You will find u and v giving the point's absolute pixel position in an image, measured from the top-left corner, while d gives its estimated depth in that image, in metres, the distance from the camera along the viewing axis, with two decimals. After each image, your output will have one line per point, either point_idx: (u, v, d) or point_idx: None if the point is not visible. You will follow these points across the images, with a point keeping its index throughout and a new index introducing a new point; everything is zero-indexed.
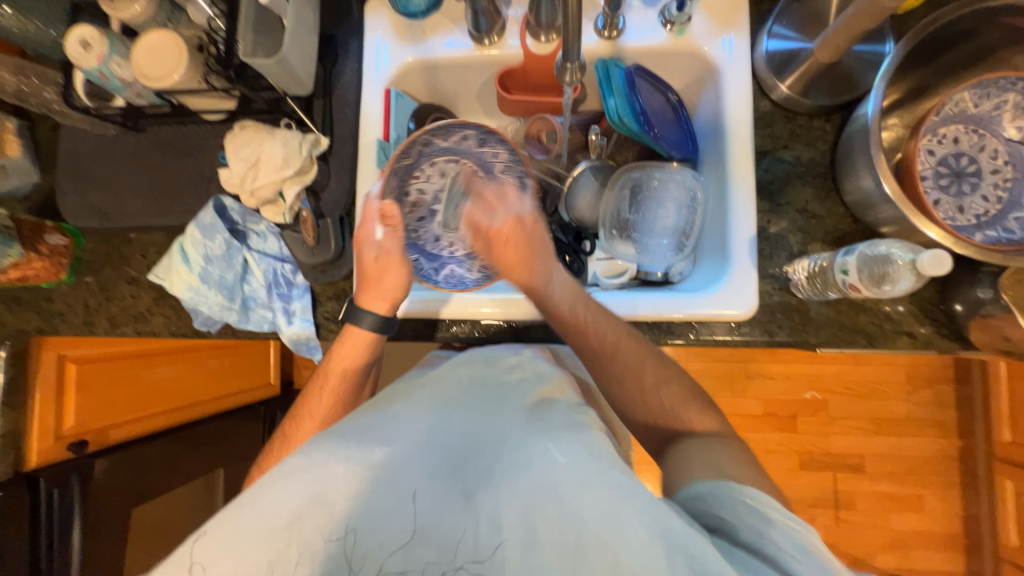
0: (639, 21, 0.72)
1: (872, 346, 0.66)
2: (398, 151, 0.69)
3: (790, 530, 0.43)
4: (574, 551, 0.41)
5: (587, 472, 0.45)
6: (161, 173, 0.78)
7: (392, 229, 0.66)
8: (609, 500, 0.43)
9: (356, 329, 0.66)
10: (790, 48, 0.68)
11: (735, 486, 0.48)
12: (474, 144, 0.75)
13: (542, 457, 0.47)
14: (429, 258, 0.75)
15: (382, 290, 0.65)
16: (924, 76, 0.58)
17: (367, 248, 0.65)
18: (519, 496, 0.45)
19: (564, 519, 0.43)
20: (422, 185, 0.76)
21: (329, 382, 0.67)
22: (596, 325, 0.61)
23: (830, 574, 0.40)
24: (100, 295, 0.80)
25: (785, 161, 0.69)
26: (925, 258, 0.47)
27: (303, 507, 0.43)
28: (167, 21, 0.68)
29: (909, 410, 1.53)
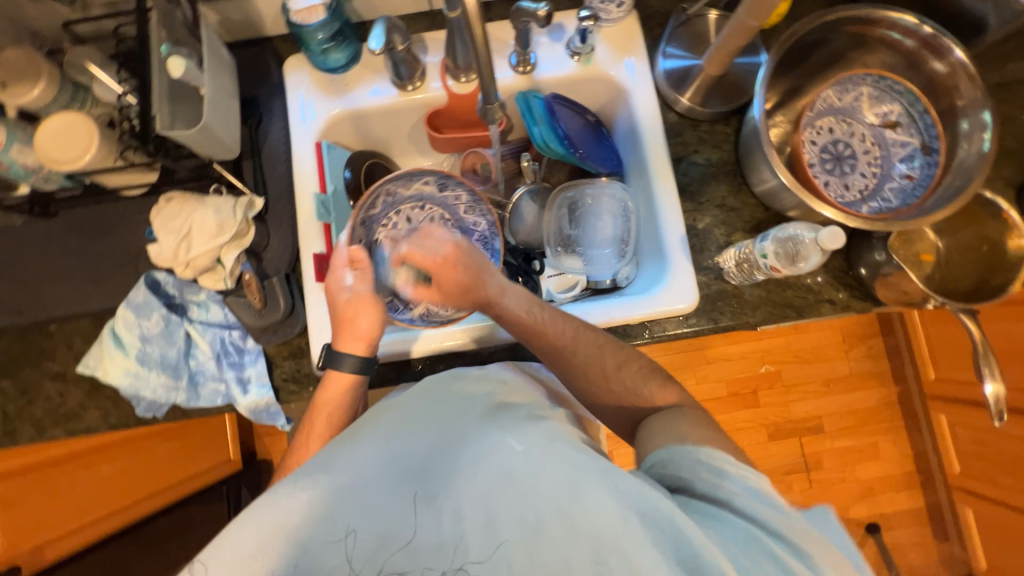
0: (549, 54, 0.78)
1: (802, 317, 0.73)
2: (362, 200, 0.75)
3: (745, 478, 0.46)
4: (533, 528, 0.43)
5: (543, 456, 0.46)
6: (82, 257, 0.73)
7: (361, 273, 0.67)
8: (565, 475, 0.44)
9: (336, 373, 0.64)
10: (684, 65, 0.76)
11: (694, 447, 0.49)
12: (435, 189, 0.81)
13: (498, 447, 0.48)
14: (402, 297, 0.78)
15: (357, 333, 0.65)
16: (793, 79, 0.68)
17: (339, 293, 0.65)
18: (478, 486, 0.45)
19: (522, 502, 0.44)
20: (389, 232, 0.80)
21: (315, 429, 0.63)
22: (551, 325, 0.63)
23: (782, 514, 0.43)
24: (21, 399, 0.72)
25: (699, 164, 0.77)
26: (823, 235, 0.53)
27: (266, 540, 0.42)
28: (71, 101, 0.66)
29: (850, 367, 1.67)
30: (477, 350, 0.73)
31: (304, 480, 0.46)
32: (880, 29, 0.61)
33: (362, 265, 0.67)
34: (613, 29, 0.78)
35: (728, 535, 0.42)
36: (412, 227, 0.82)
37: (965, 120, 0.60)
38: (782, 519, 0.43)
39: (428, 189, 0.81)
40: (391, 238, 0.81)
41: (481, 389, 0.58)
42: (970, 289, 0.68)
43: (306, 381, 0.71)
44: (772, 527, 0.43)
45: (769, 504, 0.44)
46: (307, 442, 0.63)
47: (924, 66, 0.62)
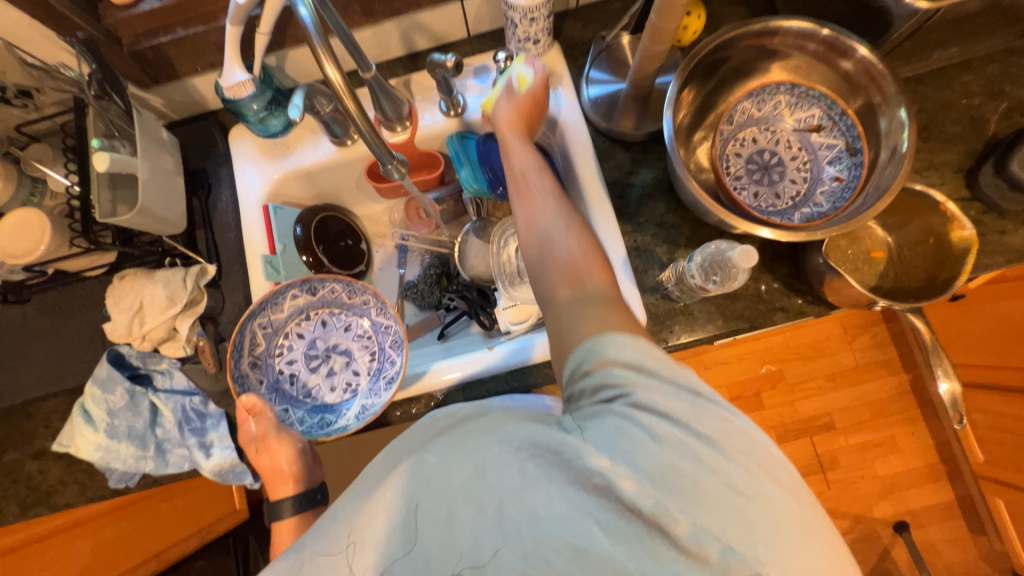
0: (477, 94, 0.79)
1: (755, 328, 0.72)
2: (232, 352, 0.72)
3: (634, 380, 0.44)
4: (450, 516, 0.42)
5: (452, 452, 0.45)
6: (53, 339, 0.77)
7: (260, 414, 0.68)
8: (471, 463, 0.43)
9: (281, 521, 0.71)
10: (609, 91, 0.77)
11: (600, 354, 0.47)
12: (307, 297, 0.79)
13: (413, 463, 0.46)
14: (331, 409, 0.78)
15: (280, 475, 0.71)
16: (709, 92, 0.68)
17: (248, 444, 0.70)
18: (400, 503, 0.44)
19: (436, 500, 0.43)
20: (288, 357, 0.80)
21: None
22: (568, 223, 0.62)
23: (679, 394, 0.44)
24: (6, 479, 0.76)
25: (635, 185, 0.77)
26: (736, 255, 0.53)
27: None
28: (29, 196, 0.69)
29: (857, 358, 1.60)
30: (432, 392, 0.74)
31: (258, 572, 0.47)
32: (780, 38, 0.61)
33: (259, 409, 0.68)
34: None
35: (624, 446, 0.40)
36: (310, 339, 0.82)
37: (884, 118, 0.58)
38: (671, 412, 0.42)
39: (303, 301, 0.79)
40: (294, 359, 0.80)
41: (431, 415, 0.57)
42: (921, 285, 0.65)
43: None
44: (664, 425, 0.41)
45: (660, 405, 0.42)
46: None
47: (836, 67, 0.61)
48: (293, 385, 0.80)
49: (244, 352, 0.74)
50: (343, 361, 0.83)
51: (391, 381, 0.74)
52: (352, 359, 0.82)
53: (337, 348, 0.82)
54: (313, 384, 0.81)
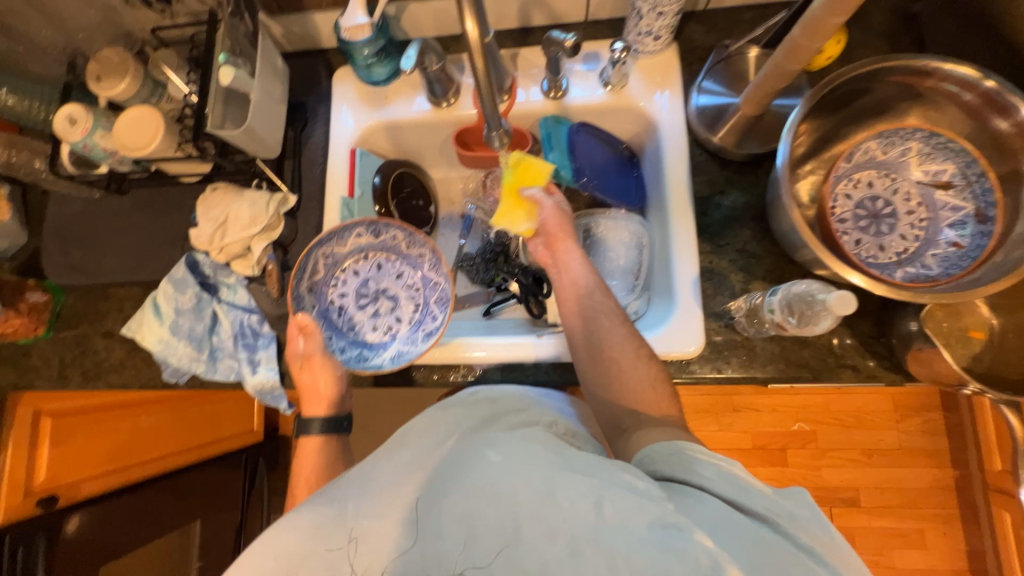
0: (581, 82, 0.78)
1: (818, 380, 0.67)
2: (294, 272, 0.74)
3: (715, 464, 0.47)
4: (512, 530, 0.44)
5: (517, 460, 0.47)
6: (140, 232, 0.83)
7: (311, 334, 0.72)
8: (542, 480, 0.45)
9: (308, 436, 0.73)
10: (719, 103, 0.74)
11: (680, 443, 0.50)
12: (369, 237, 0.80)
13: (478, 461, 0.48)
14: (370, 348, 0.78)
15: (318, 396, 0.72)
16: (832, 125, 0.64)
17: (292, 359, 0.72)
18: (461, 497, 0.46)
19: (502, 510, 0.44)
20: (341, 291, 0.81)
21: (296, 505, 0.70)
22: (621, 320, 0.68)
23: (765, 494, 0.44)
24: (75, 348, 0.83)
25: (723, 205, 0.74)
26: (832, 299, 0.49)
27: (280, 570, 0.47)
28: (149, 96, 0.74)
29: (901, 440, 1.49)
30: (472, 365, 0.74)
31: (303, 510, 0.51)
32: (933, 80, 0.56)
33: (311, 329, 0.72)
34: (650, 61, 0.77)
35: (702, 511, 0.42)
36: (363, 278, 0.82)
37: None
38: (754, 497, 0.43)
39: (365, 240, 0.80)
40: (345, 294, 0.81)
41: (482, 401, 0.61)
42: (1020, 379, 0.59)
43: None
44: (740, 503, 0.43)
45: (738, 485, 0.44)
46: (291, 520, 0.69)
47: (986, 125, 0.56)
48: (340, 318, 0.80)
49: (304, 275, 0.76)
50: (390, 305, 0.82)
51: (428, 335, 0.75)
52: (398, 304, 0.81)
53: (387, 292, 0.82)
54: (358, 321, 0.81)
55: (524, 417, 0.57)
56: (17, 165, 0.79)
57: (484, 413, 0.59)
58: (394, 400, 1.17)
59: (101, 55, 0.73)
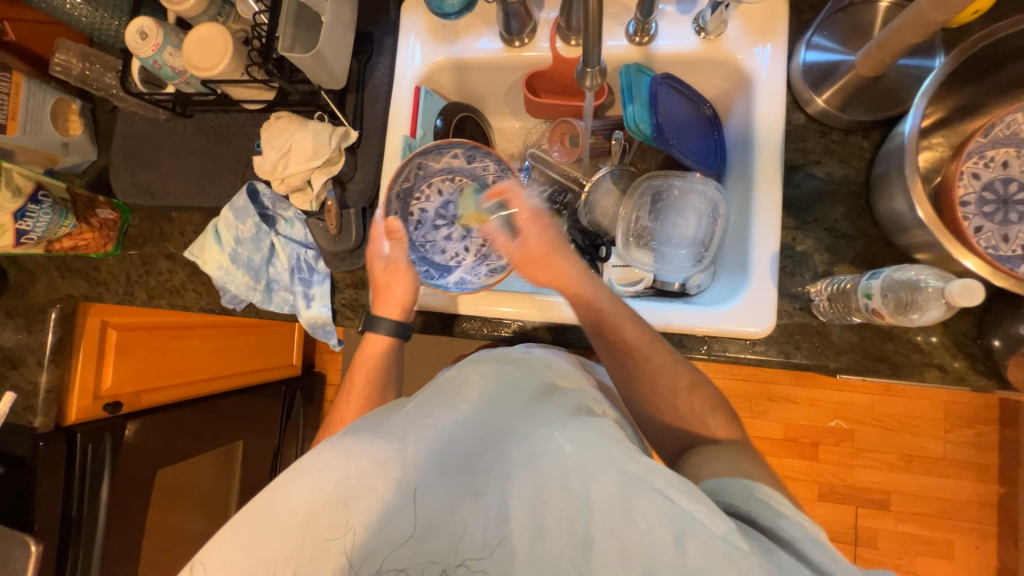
0: (672, 27, 0.71)
1: (896, 377, 0.62)
2: (394, 175, 0.73)
3: (800, 522, 0.43)
4: (581, 537, 0.43)
5: (594, 459, 0.46)
6: (201, 158, 0.82)
7: (398, 242, 0.71)
8: (616, 486, 0.44)
9: (373, 335, 0.71)
10: (830, 60, 0.65)
11: (755, 485, 0.47)
12: (462, 161, 0.79)
13: (547, 444, 0.48)
14: (439, 269, 0.79)
15: (392, 299, 0.70)
16: (969, 95, 0.56)
17: (377, 261, 0.70)
18: (529, 481, 0.46)
19: (574, 511, 0.44)
20: (422, 205, 0.79)
21: (355, 388, 0.70)
22: (613, 309, 0.62)
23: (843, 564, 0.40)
24: (141, 268, 0.86)
25: (817, 177, 0.67)
26: (955, 287, 0.46)
27: (318, 504, 0.45)
28: (217, 15, 0.72)
29: (946, 449, 1.41)
30: (522, 322, 0.72)
31: (355, 436, 0.49)
32: None
33: (399, 236, 0.71)
34: (755, 6, 0.68)
35: (786, 568, 0.39)
36: (444, 199, 0.81)
37: None
38: (840, 568, 0.40)
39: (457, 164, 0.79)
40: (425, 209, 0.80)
41: (539, 372, 0.60)
42: None
43: (360, 311, 0.78)
44: (826, 571, 0.40)
45: (825, 550, 0.41)
46: (349, 399, 0.70)
47: None
48: (415, 231, 0.80)
49: (400, 182, 0.74)
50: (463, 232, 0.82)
51: (495, 272, 0.76)
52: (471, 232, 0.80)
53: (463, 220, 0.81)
54: (432, 240, 0.80)
55: (583, 399, 0.57)
56: (91, 79, 0.81)
57: (543, 387, 0.58)
58: (430, 349, 1.18)
59: None
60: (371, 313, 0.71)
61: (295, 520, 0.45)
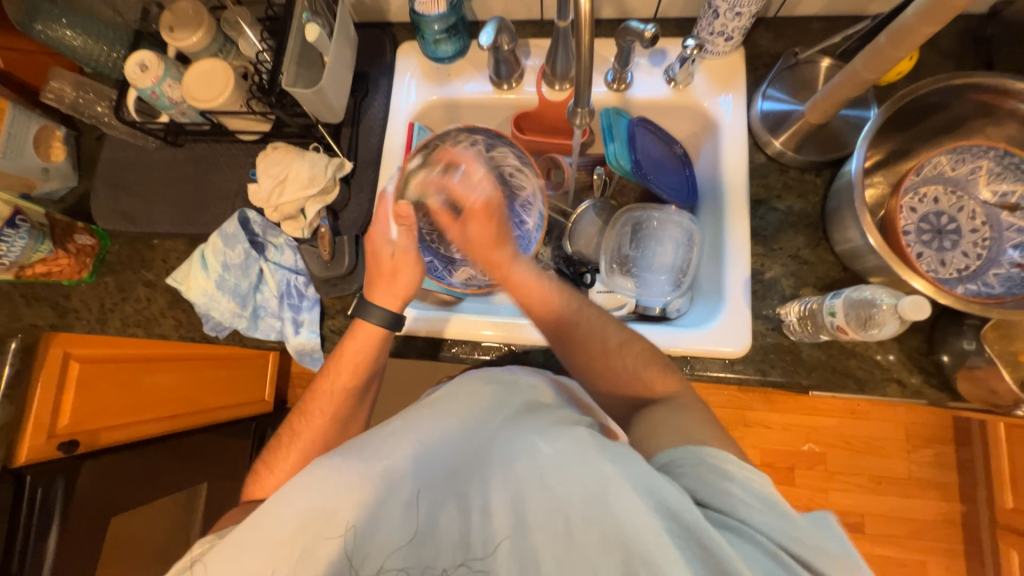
0: (646, 77, 0.79)
1: (862, 392, 0.67)
2: (413, 153, 0.71)
3: (747, 480, 0.45)
4: (563, 534, 0.44)
5: (571, 460, 0.46)
6: (188, 185, 0.82)
7: (407, 228, 0.66)
8: (595, 482, 0.44)
9: (365, 324, 0.66)
10: (783, 109, 0.74)
11: (710, 454, 0.47)
12: (483, 149, 0.77)
13: (530, 450, 0.49)
14: (442, 260, 0.78)
15: (400, 292, 0.67)
16: (902, 141, 0.65)
17: (383, 246, 0.67)
18: (511, 483, 0.47)
19: (554, 506, 0.45)
20: None
21: (341, 378, 0.67)
22: (563, 302, 0.64)
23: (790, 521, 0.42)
24: (116, 295, 0.83)
25: (779, 210, 0.74)
26: (906, 303, 0.52)
27: (302, 520, 0.44)
28: (218, 51, 0.75)
29: (910, 469, 1.47)
30: (510, 345, 0.74)
31: (341, 457, 0.47)
32: (1013, 101, 0.58)
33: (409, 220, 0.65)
34: (716, 61, 0.77)
35: (750, 555, 0.40)
36: None
37: None
38: (793, 528, 0.42)
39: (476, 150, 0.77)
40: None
41: (528, 385, 0.60)
42: None
43: None
44: (781, 539, 0.41)
45: (777, 510, 0.43)
46: (330, 386, 0.68)
47: None
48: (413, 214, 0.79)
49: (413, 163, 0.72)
50: None
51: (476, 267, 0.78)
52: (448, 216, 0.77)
53: None
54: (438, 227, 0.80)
55: (570, 414, 0.56)
56: (82, 106, 0.81)
57: (531, 399, 0.59)
58: (413, 377, 1.17)
59: (176, 5, 0.74)
60: (365, 300, 0.67)
61: (288, 536, 0.44)
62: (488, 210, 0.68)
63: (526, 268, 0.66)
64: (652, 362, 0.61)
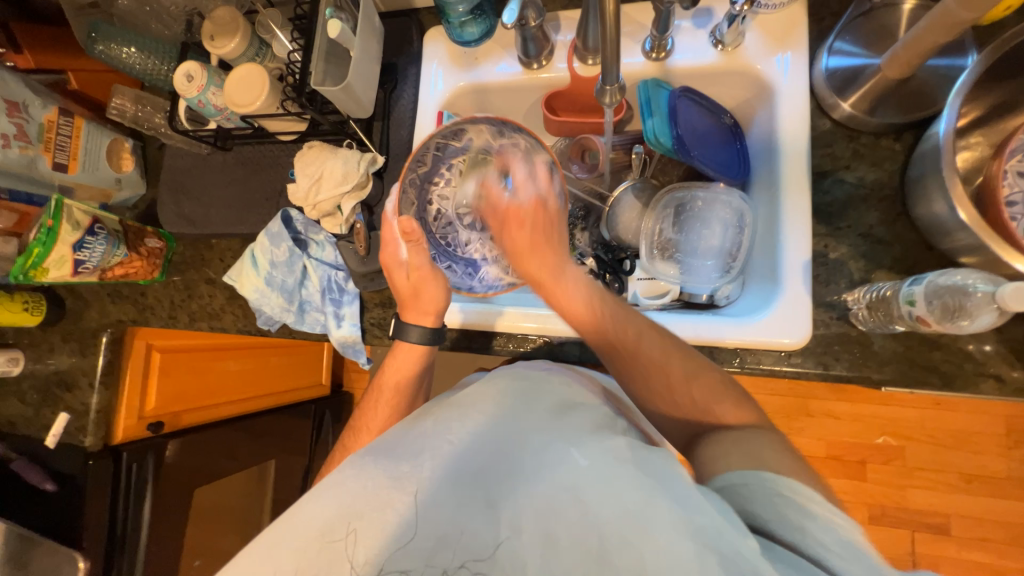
0: (689, 41, 0.72)
1: (948, 388, 0.59)
2: (410, 160, 0.71)
3: (833, 526, 0.40)
4: (596, 554, 0.41)
5: (608, 475, 0.45)
6: (237, 187, 0.87)
7: (415, 245, 0.66)
8: (632, 499, 0.43)
9: (404, 342, 0.69)
10: (853, 65, 0.64)
11: (776, 479, 0.44)
12: (491, 137, 0.74)
13: (564, 461, 0.48)
14: (462, 264, 0.79)
15: (423, 307, 0.68)
16: (1008, 91, 0.54)
17: (398, 269, 0.68)
18: (542, 495, 0.46)
19: (587, 523, 0.43)
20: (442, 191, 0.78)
21: (385, 395, 0.69)
22: (613, 324, 0.60)
23: (878, 572, 0.37)
24: (183, 292, 0.90)
25: (847, 182, 0.65)
26: (1008, 291, 0.44)
27: (332, 519, 0.45)
28: (255, 55, 0.77)
29: (1011, 469, 1.29)
30: (546, 338, 0.72)
31: (372, 459, 0.50)
32: None
33: (415, 237, 0.65)
34: (773, 16, 0.68)
35: None
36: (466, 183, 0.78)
37: None
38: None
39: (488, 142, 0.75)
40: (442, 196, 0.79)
41: (560, 387, 0.60)
42: None
43: (388, 330, 0.80)
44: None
45: (865, 560, 0.38)
46: (377, 404, 0.69)
47: None
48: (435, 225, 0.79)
49: (416, 170, 0.72)
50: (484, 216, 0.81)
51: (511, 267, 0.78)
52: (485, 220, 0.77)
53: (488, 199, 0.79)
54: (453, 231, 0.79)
55: (604, 416, 0.56)
56: (143, 119, 0.88)
57: (564, 399, 0.58)
58: (454, 364, 1.19)
59: (215, 14, 0.76)
60: (402, 320, 0.70)
61: (316, 534, 0.45)
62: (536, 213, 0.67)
63: (572, 276, 0.65)
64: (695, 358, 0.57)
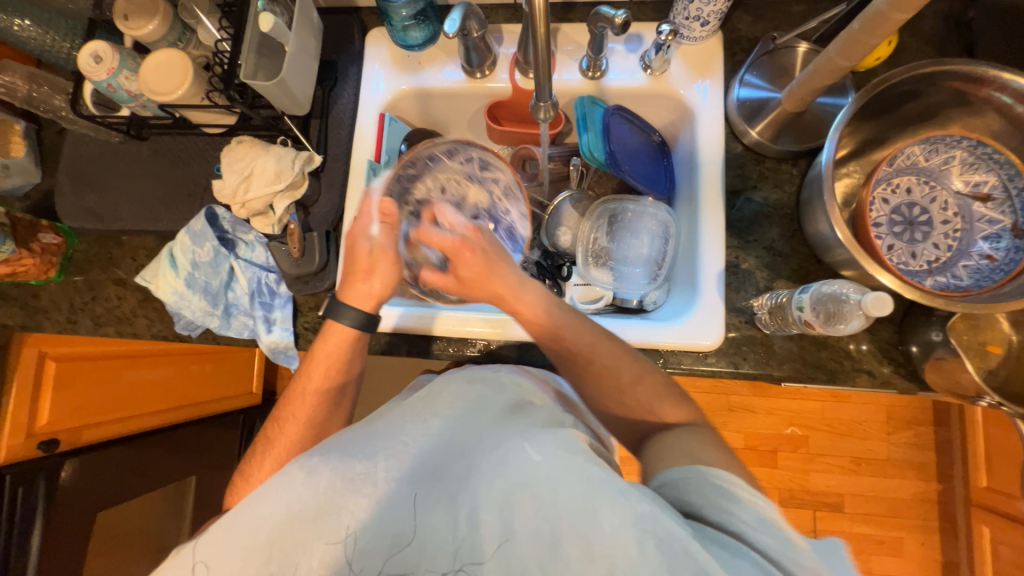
0: (622, 63, 0.77)
1: (832, 382, 0.67)
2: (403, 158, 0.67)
3: (755, 505, 0.44)
4: (551, 543, 0.42)
5: (562, 468, 0.45)
6: (153, 179, 0.80)
7: (391, 227, 0.63)
8: (581, 491, 0.43)
9: (336, 324, 0.65)
10: (760, 96, 0.73)
11: (699, 465, 0.48)
12: (476, 168, 0.75)
13: (517, 454, 0.48)
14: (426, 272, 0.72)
15: (371, 291, 0.64)
16: (876, 129, 0.64)
17: (362, 241, 0.63)
18: (498, 492, 0.46)
19: (541, 516, 0.43)
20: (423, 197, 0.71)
21: (312, 382, 0.66)
22: (575, 330, 0.60)
23: (792, 545, 0.41)
24: (86, 294, 0.82)
25: (754, 201, 0.73)
26: (869, 299, 0.52)
27: (280, 524, 0.44)
28: (177, 40, 0.72)
29: (890, 450, 1.50)
30: (493, 342, 0.74)
31: (322, 459, 0.48)
32: (987, 90, 0.57)
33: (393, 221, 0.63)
34: (693, 47, 0.75)
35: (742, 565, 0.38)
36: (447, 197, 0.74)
37: None
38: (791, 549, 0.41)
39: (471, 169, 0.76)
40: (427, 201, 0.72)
41: (513, 387, 0.61)
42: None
43: None
44: (781, 559, 0.40)
45: (781, 535, 0.41)
46: (301, 394, 0.66)
47: None
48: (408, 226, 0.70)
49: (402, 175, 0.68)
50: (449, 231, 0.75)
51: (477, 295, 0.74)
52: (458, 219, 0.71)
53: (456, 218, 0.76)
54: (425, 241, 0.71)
55: (551, 413, 0.57)
56: (37, 100, 0.79)
57: (516, 400, 0.59)
58: (397, 369, 1.17)
59: None
60: (339, 300, 0.65)
61: (264, 540, 0.43)
62: (479, 239, 0.61)
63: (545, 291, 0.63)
64: (624, 361, 0.60)
